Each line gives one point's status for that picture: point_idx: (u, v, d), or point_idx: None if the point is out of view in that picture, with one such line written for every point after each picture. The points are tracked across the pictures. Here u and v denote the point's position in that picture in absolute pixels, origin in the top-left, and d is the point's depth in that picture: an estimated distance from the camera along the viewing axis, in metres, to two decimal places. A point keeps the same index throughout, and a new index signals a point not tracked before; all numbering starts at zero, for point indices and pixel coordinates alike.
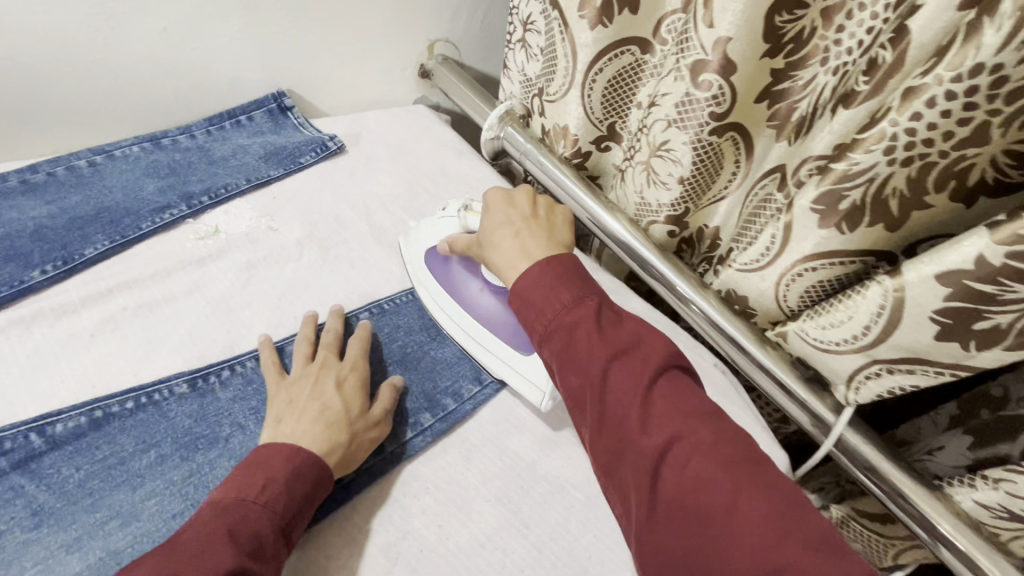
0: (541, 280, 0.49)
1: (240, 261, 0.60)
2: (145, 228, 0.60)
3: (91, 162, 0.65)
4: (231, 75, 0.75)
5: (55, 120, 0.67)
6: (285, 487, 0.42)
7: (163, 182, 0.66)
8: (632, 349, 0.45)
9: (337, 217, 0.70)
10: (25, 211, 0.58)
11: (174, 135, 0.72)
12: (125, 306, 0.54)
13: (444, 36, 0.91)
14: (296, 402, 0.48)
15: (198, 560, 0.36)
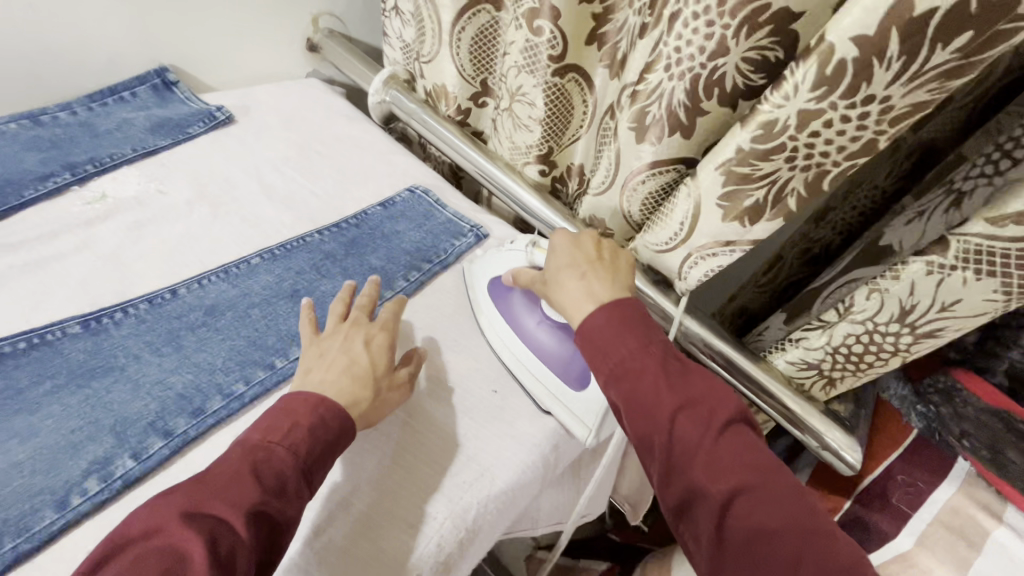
0: (605, 328, 0.51)
1: (129, 221, 0.64)
2: (28, 196, 0.63)
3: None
4: (108, 52, 0.77)
5: None
6: (308, 433, 0.46)
7: (45, 155, 0.67)
8: (701, 399, 0.46)
9: (228, 179, 0.74)
10: None
11: (53, 111, 0.73)
12: (11, 265, 0.57)
13: (327, 11, 0.95)
14: (327, 355, 0.53)
15: (228, 493, 0.40)
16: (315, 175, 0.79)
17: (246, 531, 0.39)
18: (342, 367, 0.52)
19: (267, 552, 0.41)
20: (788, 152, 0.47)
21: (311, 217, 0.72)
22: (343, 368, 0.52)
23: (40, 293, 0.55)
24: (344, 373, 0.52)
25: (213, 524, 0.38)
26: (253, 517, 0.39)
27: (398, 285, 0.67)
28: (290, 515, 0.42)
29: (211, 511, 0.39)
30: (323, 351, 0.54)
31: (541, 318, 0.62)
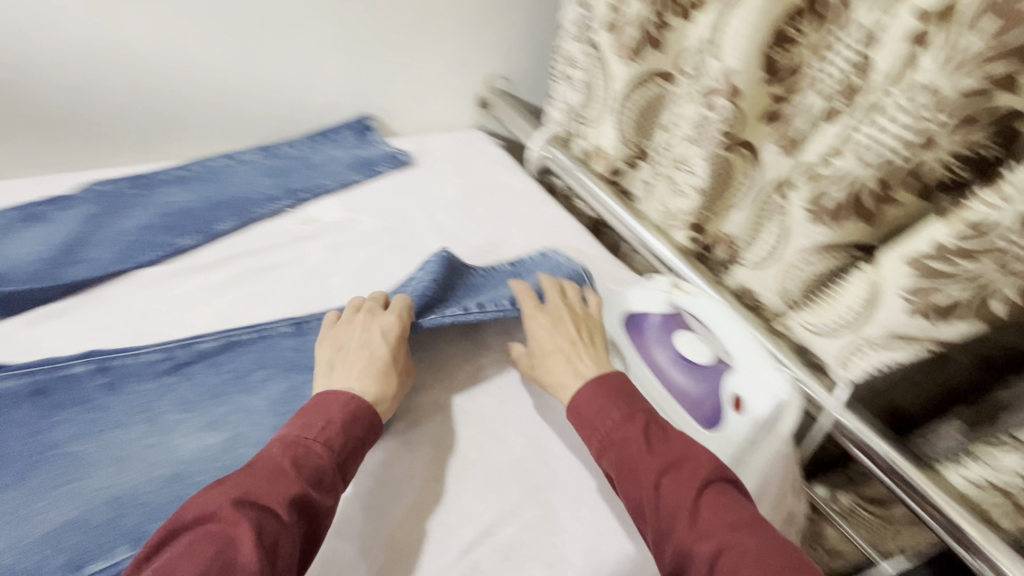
0: (592, 400, 0.54)
1: (333, 242, 0.76)
2: (262, 212, 0.77)
3: (220, 163, 0.83)
4: (330, 101, 0.93)
5: (201, 129, 0.87)
6: (341, 429, 0.48)
7: (275, 181, 0.83)
8: (682, 464, 0.48)
9: (406, 214, 0.84)
10: (177, 196, 0.76)
11: (283, 147, 0.89)
12: (246, 267, 0.69)
13: (500, 73, 1.06)
14: (347, 350, 0.56)
15: (271, 486, 0.42)
16: (475, 218, 0.87)
17: (289, 522, 0.41)
18: (364, 365, 0.54)
19: (307, 538, 0.44)
20: (1000, 253, 0.45)
21: (473, 255, 0.80)
22: (366, 362, 0.55)
23: (262, 293, 0.66)
24: (367, 367, 0.54)
25: (258, 514, 0.40)
26: (293, 506, 0.42)
27: None
28: (326, 505, 0.45)
29: (259, 501, 0.41)
30: (338, 348, 0.57)
31: (671, 354, 0.62)
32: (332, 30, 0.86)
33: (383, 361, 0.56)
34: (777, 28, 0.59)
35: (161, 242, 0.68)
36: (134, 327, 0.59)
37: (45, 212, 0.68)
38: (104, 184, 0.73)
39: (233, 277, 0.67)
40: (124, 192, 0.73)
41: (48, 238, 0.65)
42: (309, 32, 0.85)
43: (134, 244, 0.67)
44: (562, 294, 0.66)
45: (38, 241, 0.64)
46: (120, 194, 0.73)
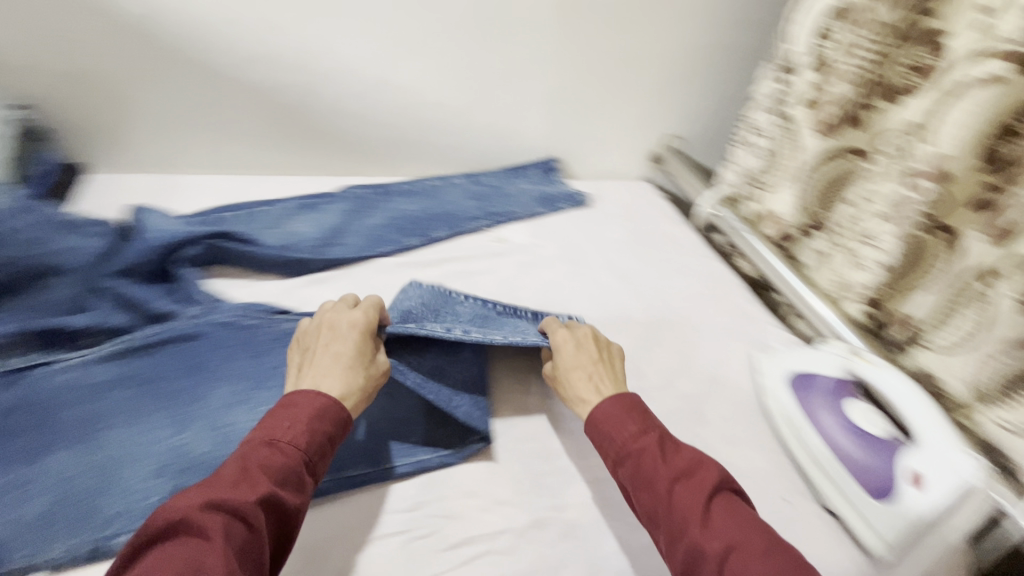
0: (611, 415, 0.53)
1: (523, 262, 0.87)
2: (467, 228, 0.90)
3: (434, 184, 0.99)
4: (528, 144, 1.05)
5: (418, 153, 0.99)
6: (311, 426, 0.47)
7: (479, 204, 0.96)
8: (693, 472, 0.47)
9: (582, 247, 0.93)
10: (405, 206, 0.92)
11: (483, 176, 1.03)
12: (453, 270, 0.82)
13: (676, 133, 1.15)
14: (314, 351, 0.54)
15: (234, 492, 0.40)
16: (642, 261, 0.94)
17: (259, 528, 0.39)
18: (332, 361, 0.53)
19: (277, 541, 0.42)
20: None
21: (639, 294, 0.87)
22: (331, 361, 0.53)
23: (463, 295, 0.78)
24: (335, 366, 0.52)
25: (224, 518, 0.38)
26: (260, 506, 0.40)
27: (704, 376, 0.74)
28: (296, 506, 0.43)
29: (225, 507, 0.39)
30: (305, 350, 0.55)
31: (840, 421, 0.64)
32: (546, 87, 0.98)
33: (350, 360, 0.53)
34: (1002, 124, 0.59)
35: (396, 240, 0.84)
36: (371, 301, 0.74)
37: (314, 204, 0.87)
38: (356, 189, 0.92)
39: (442, 277, 0.80)
40: (368, 197, 0.92)
41: (317, 225, 0.83)
42: (528, 87, 0.97)
43: (375, 237, 0.84)
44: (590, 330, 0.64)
45: (311, 226, 0.83)
46: (364, 199, 0.91)
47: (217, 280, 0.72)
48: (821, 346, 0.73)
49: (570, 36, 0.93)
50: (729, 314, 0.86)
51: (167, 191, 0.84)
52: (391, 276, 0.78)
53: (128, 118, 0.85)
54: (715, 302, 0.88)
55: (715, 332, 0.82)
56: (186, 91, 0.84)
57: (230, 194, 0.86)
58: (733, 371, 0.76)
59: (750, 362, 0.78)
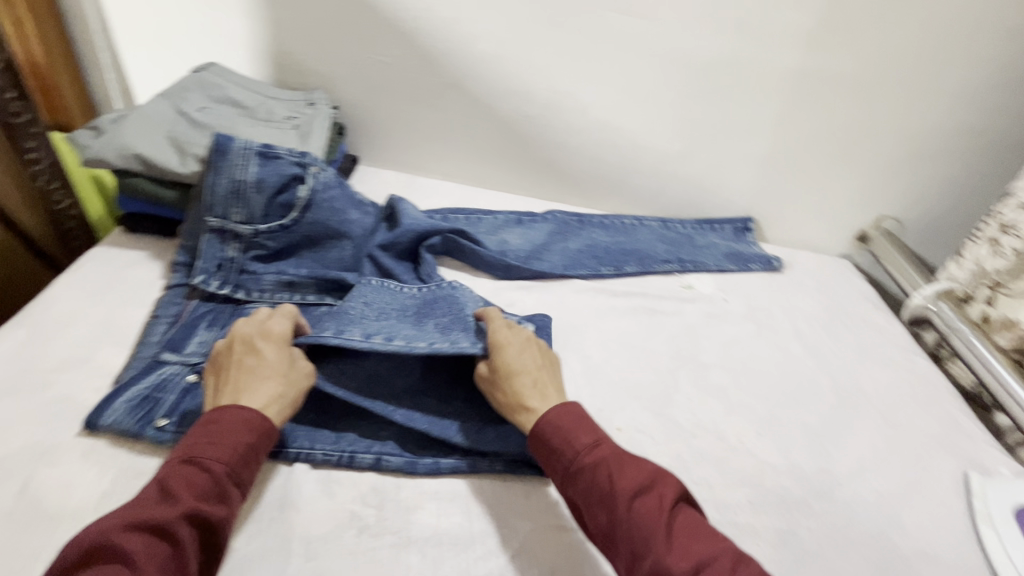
0: (558, 425, 0.52)
1: (707, 312, 0.87)
2: (657, 268, 0.93)
3: (631, 222, 1.02)
4: (727, 199, 1.05)
5: (621, 191, 1.04)
6: (233, 439, 0.46)
7: (668, 248, 0.97)
8: (650, 486, 0.47)
9: (769, 311, 0.91)
10: (600, 236, 0.97)
11: (677, 223, 1.04)
12: (639, 304, 0.85)
13: (892, 214, 1.07)
14: (235, 371, 0.51)
15: (148, 514, 0.41)
16: (838, 340, 0.88)
17: (178, 543, 0.40)
18: (253, 378, 0.51)
19: (208, 550, 0.43)
20: None
21: (831, 372, 0.81)
22: (244, 379, 0.51)
23: (647, 329, 0.80)
24: (256, 380, 0.51)
25: (149, 537, 0.40)
26: (183, 523, 0.41)
27: (901, 477, 0.68)
28: (222, 515, 0.43)
29: (141, 528, 0.40)
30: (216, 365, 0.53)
31: None
32: (762, 149, 0.98)
33: (269, 373, 0.52)
34: None
35: (591, 266, 0.90)
36: (566, 315, 0.79)
37: (524, 220, 0.97)
38: (559, 215, 0.99)
39: (629, 309, 0.83)
40: (570, 223, 0.99)
41: (524, 239, 0.93)
42: (743, 147, 0.98)
43: (572, 259, 0.91)
44: (523, 339, 0.60)
45: (519, 240, 0.92)
46: (565, 224, 0.98)
47: (442, 269, 0.84)
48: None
49: (801, 103, 0.93)
50: (937, 420, 0.77)
51: (409, 187, 0.99)
52: (583, 297, 0.84)
53: (392, 125, 0.98)
54: (920, 403, 0.80)
55: (918, 435, 0.74)
56: (447, 111, 0.95)
57: (457, 199, 0.99)
58: (939, 484, 0.68)
59: (963, 479, 0.69)
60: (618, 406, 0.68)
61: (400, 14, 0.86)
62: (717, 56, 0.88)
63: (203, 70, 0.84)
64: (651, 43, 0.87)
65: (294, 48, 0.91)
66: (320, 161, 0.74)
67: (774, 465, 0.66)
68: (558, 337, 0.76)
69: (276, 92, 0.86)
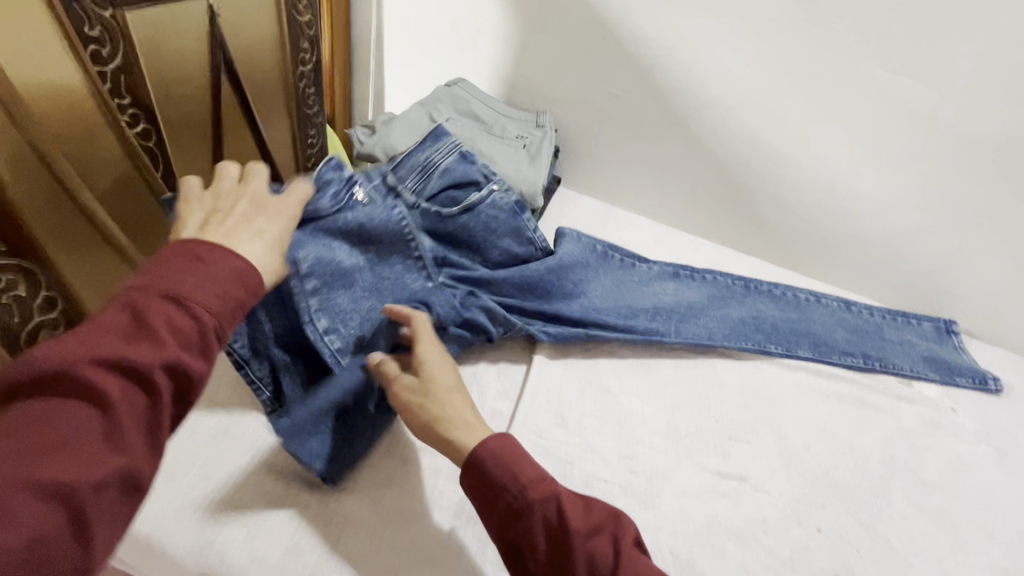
0: (498, 457, 0.51)
1: (930, 419, 0.75)
2: (835, 359, 0.79)
3: (807, 297, 0.91)
4: (970, 293, 0.90)
5: (834, 260, 0.94)
6: (220, 290, 0.41)
7: (850, 336, 0.85)
8: (602, 525, 0.49)
9: (1014, 437, 0.75)
10: (765, 307, 0.87)
11: (861, 307, 0.91)
12: (849, 394, 0.75)
13: None
14: (237, 228, 0.48)
15: (122, 348, 0.36)
16: None
17: (154, 391, 0.37)
18: (257, 241, 0.48)
19: (178, 403, 0.39)
20: None
21: None
22: (233, 235, 0.47)
23: (856, 423, 0.71)
24: (250, 241, 0.47)
25: (124, 384, 0.36)
26: (161, 369, 0.37)
27: None
28: (200, 372, 0.39)
29: (116, 362, 0.36)
30: (214, 209, 0.49)
31: None
32: None
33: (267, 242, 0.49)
34: None
35: (756, 342, 0.79)
36: (763, 385, 0.74)
37: (683, 275, 0.89)
38: (721, 276, 0.90)
39: (835, 393, 0.75)
40: (733, 287, 0.89)
41: (677, 295, 0.85)
42: (1008, 237, 0.83)
43: (730, 327, 0.81)
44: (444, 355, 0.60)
45: (674, 301, 0.83)
46: (729, 288, 0.89)
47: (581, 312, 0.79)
48: None
49: None
50: None
51: (604, 217, 1.01)
52: (779, 371, 0.76)
53: (602, 154, 1.00)
54: None
55: None
56: (661, 149, 0.95)
57: (651, 237, 0.98)
58: None
59: None
60: (818, 502, 0.61)
61: (641, 51, 0.88)
62: (1005, 130, 0.76)
63: (454, 85, 0.93)
64: (918, 105, 0.78)
65: (529, 73, 0.98)
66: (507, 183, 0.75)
67: None
68: (752, 407, 0.70)
69: (507, 110, 0.92)
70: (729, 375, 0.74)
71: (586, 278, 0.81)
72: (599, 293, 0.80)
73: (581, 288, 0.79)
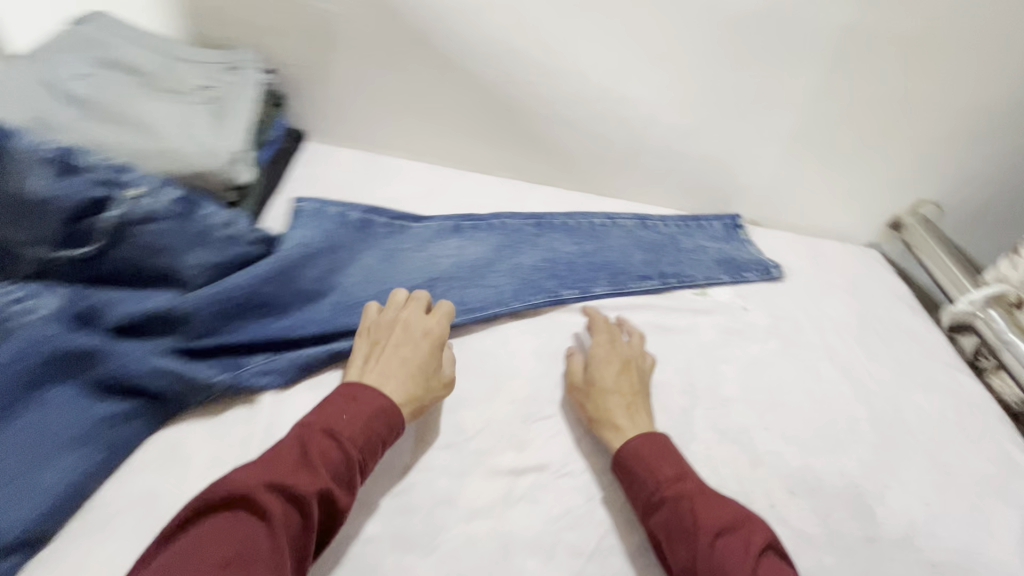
0: (642, 455, 0.51)
1: (725, 326, 0.73)
2: (633, 287, 0.74)
3: (602, 223, 0.84)
4: (746, 183, 0.90)
5: (621, 173, 0.89)
6: (363, 422, 0.48)
7: (647, 256, 0.80)
8: (735, 526, 0.46)
9: (795, 320, 0.78)
10: (561, 245, 0.78)
11: (656, 220, 0.87)
12: (651, 321, 0.71)
13: (933, 198, 0.94)
14: (382, 355, 0.54)
15: (295, 475, 0.43)
16: (875, 355, 0.76)
17: (303, 519, 0.41)
18: (398, 365, 0.53)
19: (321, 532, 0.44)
20: None
21: (868, 400, 0.69)
22: (398, 364, 0.53)
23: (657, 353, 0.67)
24: (399, 367, 0.53)
25: (285, 504, 0.41)
26: (315, 500, 0.42)
27: (958, 539, 0.57)
28: (341, 505, 0.44)
29: (282, 484, 0.42)
30: (375, 343, 0.55)
31: None
32: (793, 123, 0.83)
33: (412, 358, 0.54)
34: None
35: (550, 291, 0.70)
36: (561, 339, 0.66)
37: (466, 228, 0.76)
38: (509, 219, 0.79)
39: (635, 325, 0.70)
40: (524, 229, 0.79)
41: (460, 256, 0.72)
42: (770, 121, 0.83)
43: (521, 278, 0.71)
44: (615, 347, 0.61)
45: (454, 264, 0.70)
46: (520, 231, 0.78)
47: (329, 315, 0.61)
48: None
49: (842, 69, 0.77)
50: (989, 458, 0.66)
51: (369, 170, 0.83)
52: (577, 318, 0.69)
53: (350, 92, 0.81)
54: (969, 437, 0.69)
55: (972, 478, 0.63)
56: (417, 76, 0.79)
57: (429, 186, 0.83)
58: (990, 536, 0.58)
59: None
60: None
61: None
62: (748, 7, 0.72)
63: (86, 22, 0.65)
64: None
65: None
66: (150, 176, 0.52)
67: (811, 534, 0.55)
68: (552, 369, 0.62)
69: (185, 51, 0.66)
70: (523, 338, 0.65)
71: (340, 264, 0.65)
72: (360, 280, 0.64)
73: (331, 280, 0.63)
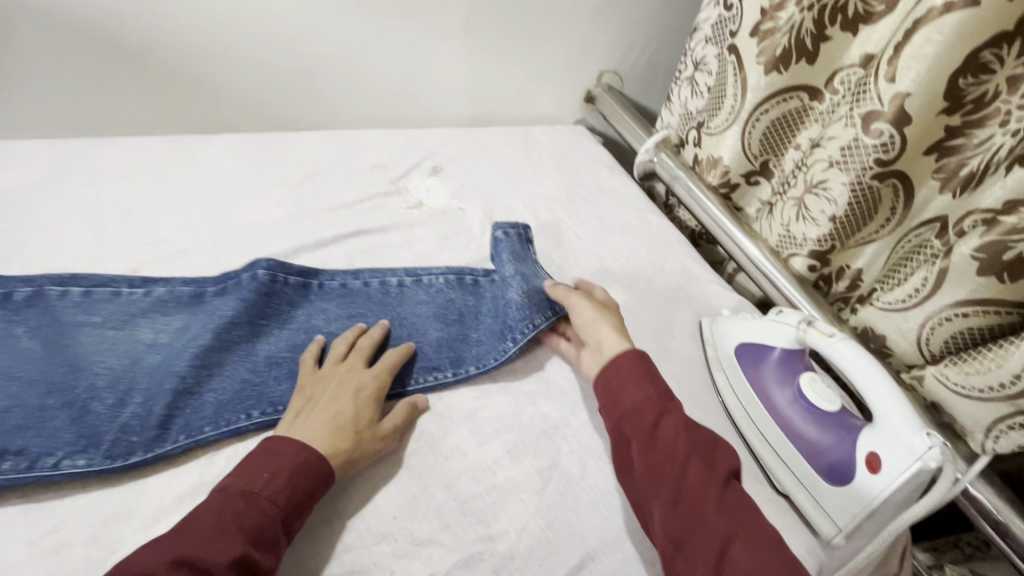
0: (630, 370, 0.52)
1: (439, 232, 0.74)
2: (409, 384, 0.56)
3: (400, 282, 0.64)
4: (441, 86, 0.90)
5: (305, 100, 0.83)
6: (287, 480, 0.43)
7: (446, 332, 0.61)
8: (710, 449, 0.47)
9: (509, 207, 0.82)
10: (325, 320, 0.59)
11: (478, 274, 0.67)
12: (361, 249, 0.69)
13: (611, 68, 1.04)
14: (317, 402, 0.49)
15: (209, 546, 0.38)
16: (581, 219, 0.84)
17: None
18: (327, 419, 0.48)
19: None
20: None
21: (575, 259, 0.77)
22: (332, 414, 0.48)
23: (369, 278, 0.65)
24: (324, 419, 0.48)
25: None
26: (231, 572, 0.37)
27: (650, 348, 0.68)
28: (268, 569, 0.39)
29: (192, 560, 0.37)
30: (306, 398, 0.50)
31: (793, 395, 0.59)
32: (458, 15, 0.82)
33: (342, 411, 0.48)
34: (964, 57, 0.54)
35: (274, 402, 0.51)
36: None
37: (209, 295, 0.56)
38: (267, 270, 0.57)
39: (346, 257, 0.67)
40: (280, 291, 0.58)
41: (171, 342, 0.52)
42: (436, 16, 0.81)
43: (240, 390, 0.51)
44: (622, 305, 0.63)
45: (153, 368, 0.50)
46: (275, 296, 0.57)
47: None
48: (778, 311, 0.65)
49: None
50: (673, 275, 0.79)
51: None
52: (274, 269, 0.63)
53: None
54: (658, 263, 0.81)
55: (661, 297, 0.75)
56: None
57: (54, 164, 0.67)
58: (676, 337, 0.70)
59: (699, 327, 0.72)
60: None
61: None
62: None
63: None
64: None
65: None
66: None
67: (528, 392, 0.59)
68: None
69: None
70: None
71: None
72: None
73: None
